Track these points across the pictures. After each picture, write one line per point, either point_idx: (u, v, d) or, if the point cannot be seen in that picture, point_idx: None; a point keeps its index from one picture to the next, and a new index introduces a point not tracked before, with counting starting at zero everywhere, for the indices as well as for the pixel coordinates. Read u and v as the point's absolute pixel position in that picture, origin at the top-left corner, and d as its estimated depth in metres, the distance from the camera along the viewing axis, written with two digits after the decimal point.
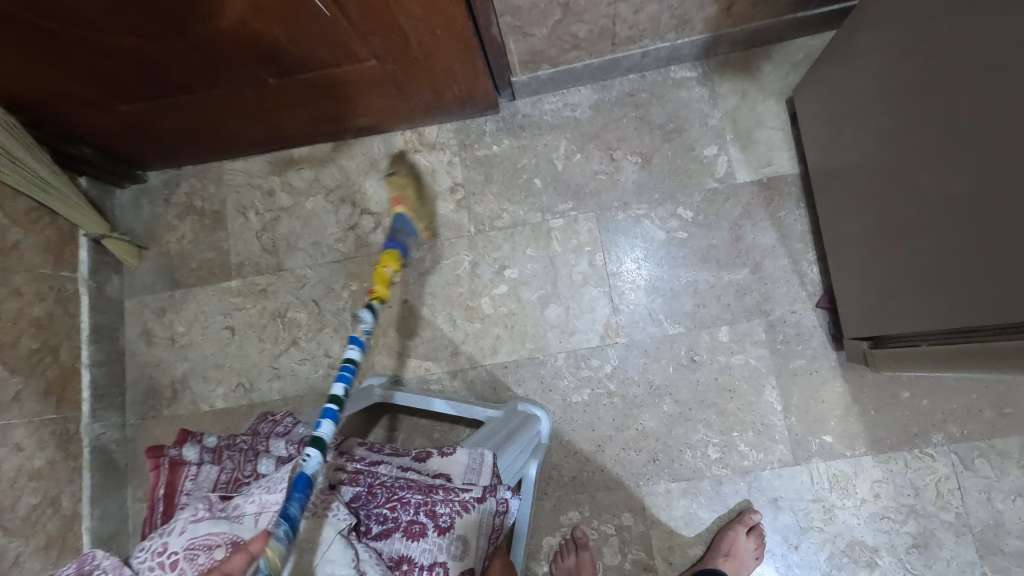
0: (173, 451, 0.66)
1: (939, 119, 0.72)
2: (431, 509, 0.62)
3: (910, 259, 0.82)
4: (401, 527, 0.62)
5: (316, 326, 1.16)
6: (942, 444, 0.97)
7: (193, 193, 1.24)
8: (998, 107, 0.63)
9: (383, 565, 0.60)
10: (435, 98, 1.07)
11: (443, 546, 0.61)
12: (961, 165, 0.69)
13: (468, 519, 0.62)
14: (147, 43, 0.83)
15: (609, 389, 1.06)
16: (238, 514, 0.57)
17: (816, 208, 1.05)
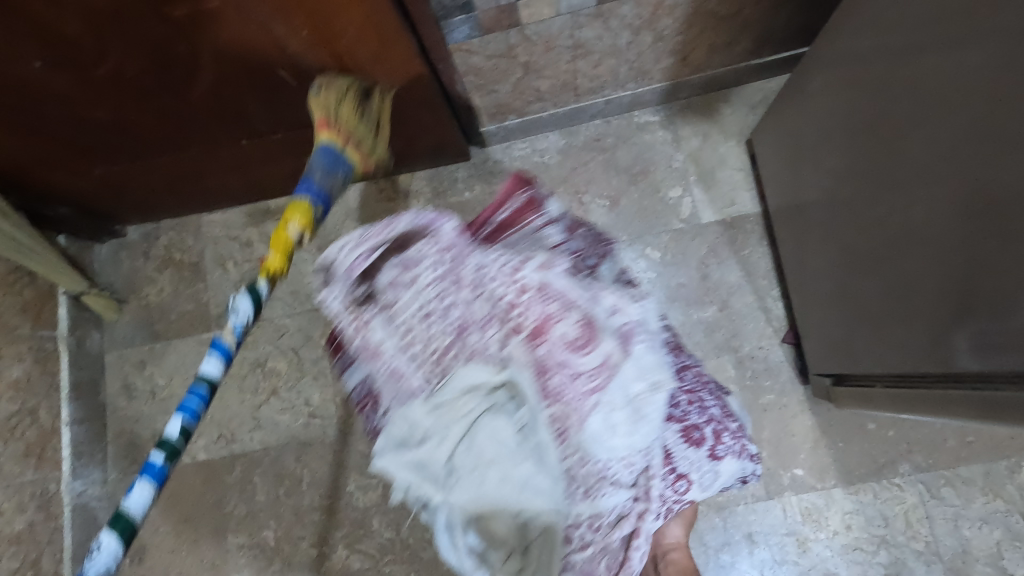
0: (537, 191, 0.81)
1: (893, 154, 0.73)
2: (717, 432, 0.73)
3: (875, 295, 0.82)
4: (689, 427, 0.72)
5: (296, 375, 1.17)
6: (909, 474, 0.99)
7: (172, 246, 1.26)
8: (945, 147, 0.63)
9: (677, 437, 0.70)
10: (407, 151, 1.09)
11: (705, 468, 0.71)
12: (914, 202, 0.69)
13: (730, 462, 0.74)
14: (121, 114, 0.84)
15: None
16: (596, 297, 0.70)
17: (788, 242, 1.05)
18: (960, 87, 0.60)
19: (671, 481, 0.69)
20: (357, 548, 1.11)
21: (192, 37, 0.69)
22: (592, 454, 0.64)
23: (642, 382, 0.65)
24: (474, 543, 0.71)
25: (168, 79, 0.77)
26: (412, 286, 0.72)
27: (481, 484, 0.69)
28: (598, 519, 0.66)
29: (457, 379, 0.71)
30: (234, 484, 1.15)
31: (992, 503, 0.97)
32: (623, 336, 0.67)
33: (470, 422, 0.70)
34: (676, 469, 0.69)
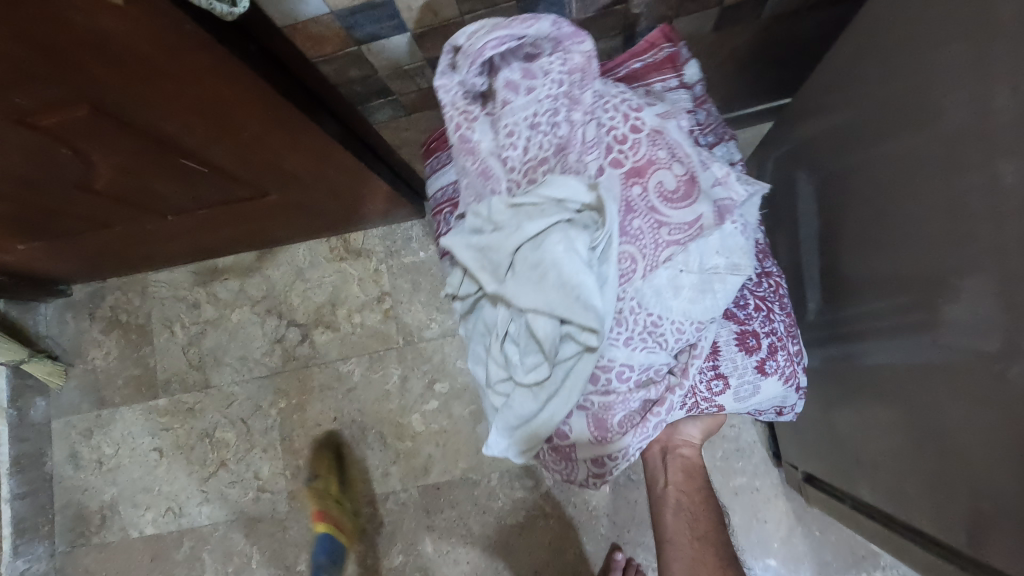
0: (681, 49, 0.64)
1: (848, 244, 0.62)
2: (778, 345, 0.63)
3: (835, 411, 0.71)
4: (751, 331, 0.63)
5: (244, 447, 1.12)
6: (890, 566, 0.92)
7: (118, 307, 1.20)
8: (904, 234, 0.52)
9: (732, 337, 0.62)
10: (353, 212, 1.02)
11: (750, 381, 0.62)
12: (875, 302, 0.58)
13: (773, 384, 0.63)
14: (23, 204, 0.78)
15: (545, 510, 1.02)
16: (705, 162, 0.56)
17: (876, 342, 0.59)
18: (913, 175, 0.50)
19: (706, 375, 0.61)
20: None
21: (70, 141, 0.63)
22: (645, 304, 0.56)
23: (721, 258, 0.56)
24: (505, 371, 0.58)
25: (56, 174, 0.70)
26: (529, 90, 0.59)
27: (535, 297, 0.51)
28: (635, 366, 0.58)
29: (551, 185, 0.53)
30: (183, 562, 1.11)
31: None
32: (718, 210, 0.54)
33: (543, 225, 0.52)
34: (716, 366, 0.62)
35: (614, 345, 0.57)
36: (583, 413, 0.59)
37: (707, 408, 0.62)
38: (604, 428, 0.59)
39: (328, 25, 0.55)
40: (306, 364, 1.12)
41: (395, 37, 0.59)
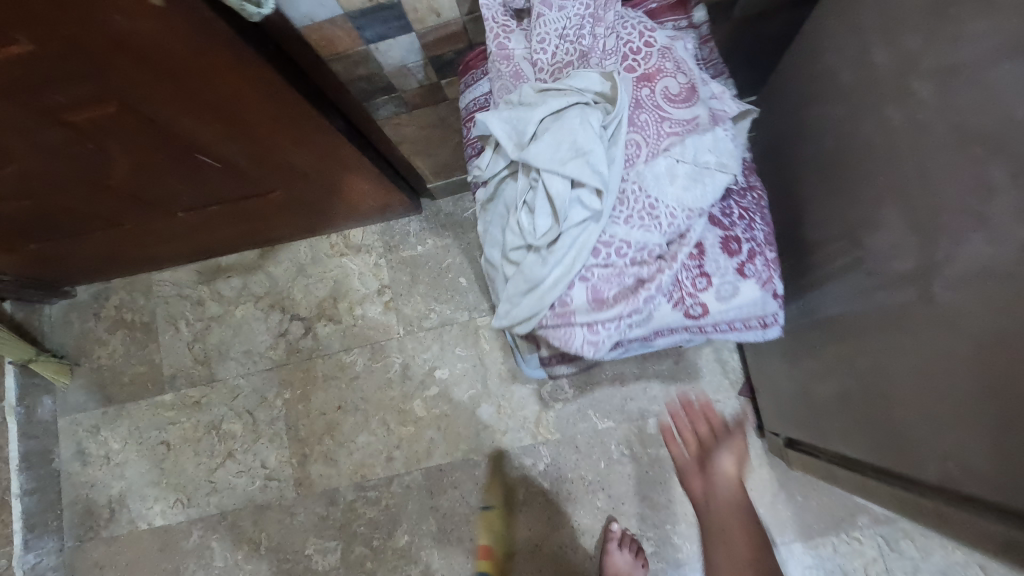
0: None
1: (812, 214, 0.76)
2: (756, 250, 0.57)
3: (806, 375, 0.82)
4: (737, 238, 0.57)
5: (251, 437, 1.16)
6: (868, 526, 0.98)
7: (123, 306, 1.24)
8: (852, 193, 0.66)
9: (717, 242, 0.56)
10: (353, 209, 1.07)
11: (727, 286, 0.56)
12: (834, 257, 0.72)
13: (749, 288, 0.57)
14: (41, 202, 0.82)
15: (544, 487, 1.07)
16: (706, 79, 0.53)
17: (841, 284, 0.71)
18: (852, 148, 0.65)
19: (689, 276, 0.56)
20: None
21: (95, 137, 0.67)
22: (645, 189, 0.50)
23: (712, 158, 0.51)
24: (522, 237, 0.52)
25: (78, 171, 0.74)
26: (563, 7, 0.53)
27: (554, 162, 0.46)
28: (632, 245, 0.51)
29: (575, 74, 0.49)
30: (192, 551, 1.14)
31: (952, 555, 0.96)
32: (712, 117, 0.52)
33: (567, 101, 0.47)
34: (701, 265, 0.56)
35: (616, 225, 0.51)
36: (583, 283, 0.52)
37: (691, 306, 0.56)
38: (603, 305, 0.52)
39: (341, 25, 0.60)
40: (310, 356, 1.16)
41: (400, 38, 0.64)
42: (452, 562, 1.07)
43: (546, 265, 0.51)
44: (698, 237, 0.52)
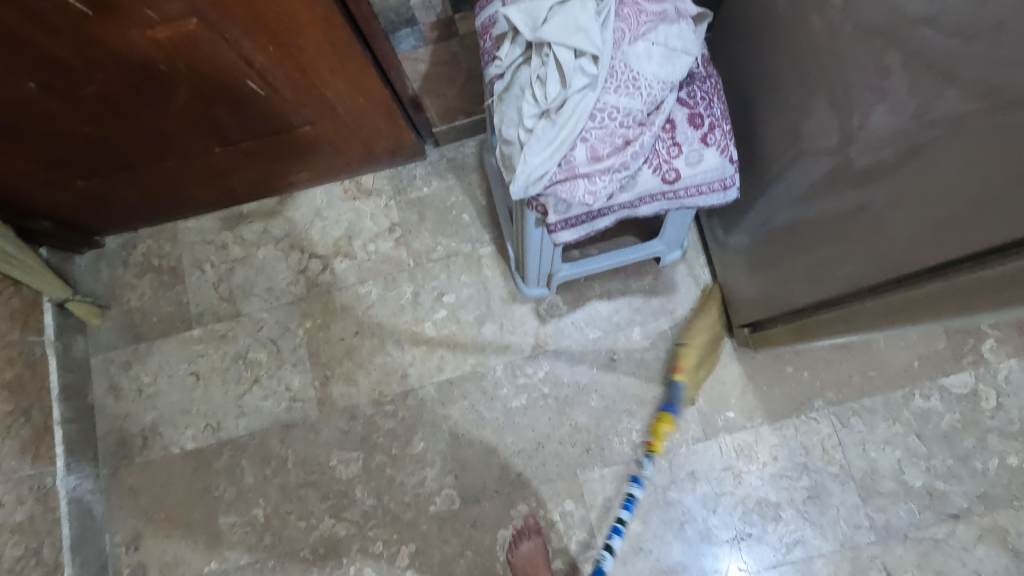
0: None
1: (761, 124, 0.93)
2: (715, 124, 0.73)
3: (783, 262, 0.98)
4: (701, 115, 0.72)
5: (276, 364, 1.27)
6: (823, 407, 1.15)
7: (150, 253, 1.34)
8: (790, 95, 0.83)
9: (685, 117, 0.72)
10: (367, 152, 1.21)
11: (695, 153, 0.72)
12: (784, 154, 0.89)
13: (710, 155, 0.73)
14: (104, 129, 0.94)
15: (544, 392, 1.20)
16: None
17: (794, 173, 0.88)
18: (786, 58, 0.82)
19: (665, 144, 0.71)
20: (343, 517, 1.20)
21: (170, 57, 0.80)
22: (630, 66, 0.66)
23: (680, 43, 0.67)
24: (535, 107, 0.66)
25: (145, 93, 0.87)
26: None
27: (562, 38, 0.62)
28: (621, 111, 0.66)
29: None
30: (223, 470, 1.24)
31: (892, 426, 1.13)
32: (678, 14, 0.68)
33: None
34: (673, 136, 0.71)
35: (608, 95, 0.65)
36: (584, 142, 0.67)
37: (668, 170, 0.72)
38: (601, 161, 0.67)
39: None
40: (328, 289, 1.28)
41: None
42: (465, 464, 1.19)
43: (555, 126, 0.65)
44: (670, 107, 0.68)
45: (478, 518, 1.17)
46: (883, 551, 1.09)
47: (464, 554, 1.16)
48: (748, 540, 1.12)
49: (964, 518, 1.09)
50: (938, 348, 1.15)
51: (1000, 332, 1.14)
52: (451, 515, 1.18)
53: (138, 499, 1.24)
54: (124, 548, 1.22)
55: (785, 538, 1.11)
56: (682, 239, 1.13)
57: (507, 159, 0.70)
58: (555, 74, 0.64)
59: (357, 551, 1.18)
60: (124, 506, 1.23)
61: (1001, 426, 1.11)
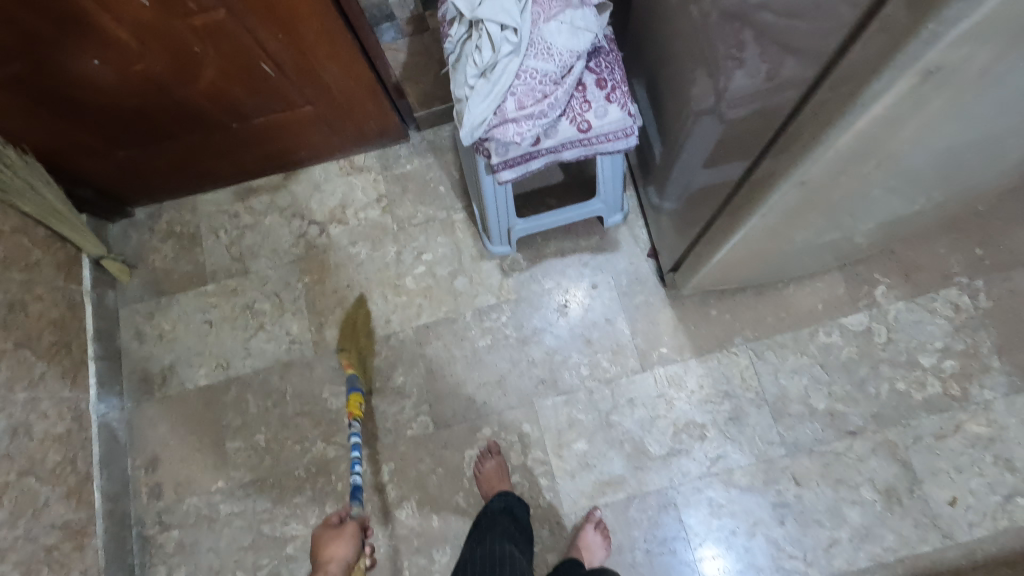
0: None
1: (671, 98, 1.15)
2: (617, 86, 0.95)
3: (703, 196, 1.16)
4: (606, 79, 0.95)
5: (278, 313, 1.48)
6: (742, 343, 1.35)
7: (172, 221, 1.56)
8: (683, 71, 1.06)
9: (594, 81, 0.95)
10: (359, 131, 1.45)
11: (601, 108, 0.95)
12: (691, 112, 1.09)
13: (613, 110, 0.95)
14: (145, 102, 1.17)
15: (506, 333, 1.41)
16: None
17: (695, 132, 1.10)
18: (676, 44, 1.05)
19: (577, 101, 0.94)
20: (333, 441, 1.39)
21: (202, 41, 1.04)
22: (545, 40, 0.89)
23: (584, 23, 0.90)
24: (476, 70, 0.89)
25: (180, 72, 1.11)
26: None
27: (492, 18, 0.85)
28: (539, 72, 0.89)
29: None
30: (231, 403, 1.44)
31: (800, 358, 1.33)
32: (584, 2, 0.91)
33: None
34: (584, 95, 0.94)
35: (530, 61, 0.88)
36: (512, 96, 0.89)
37: (581, 121, 0.95)
38: (525, 110, 0.90)
39: None
40: (324, 250, 1.50)
41: None
42: (438, 394, 1.39)
43: (490, 83, 0.88)
44: (579, 70, 0.91)
45: (448, 440, 1.36)
46: (792, 463, 1.28)
47: (436, 470, 1.35)
48: (678, 455, 1.31)
49: (860, 434, 1.28)
50: (839, 293, 1.35)
51: (891, 280, 1.34)
52: (425, 438, 1.37)
53: (157, 428, 1.44)
54: (144, 469, 1.41)
55: (709, 453, 1.30)
56: (620, 202, 1.36)
57: (458, 112, 0.94)
58: (489, 45, 0.87)
59: (344, 470, 1.38)
60: (145, 433, 1.43)
61: (891, 357, 1.31)
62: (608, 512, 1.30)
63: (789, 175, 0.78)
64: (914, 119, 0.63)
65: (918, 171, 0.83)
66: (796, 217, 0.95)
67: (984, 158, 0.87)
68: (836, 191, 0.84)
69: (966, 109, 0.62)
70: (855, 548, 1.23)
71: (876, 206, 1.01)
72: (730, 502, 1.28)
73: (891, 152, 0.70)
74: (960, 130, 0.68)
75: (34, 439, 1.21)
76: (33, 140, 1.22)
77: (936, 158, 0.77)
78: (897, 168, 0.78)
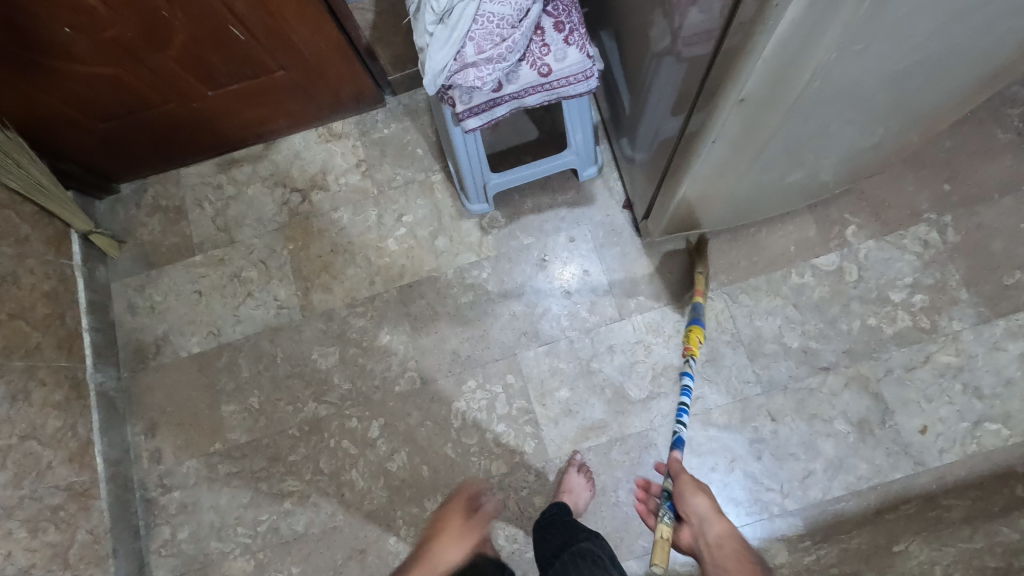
0: None
1: (633, 44, 1.17)
2: (575, 28, 0.98)
3: (664, 141, 1.18)
4: (564, 21, 0.97)
5: (266, 279, 1.51)
6: (716, 288, 1.38)
7: (158, 196, 1.59)
8: (641, 16, 1.08)
9: (552, 23, 0.97)
10: (333, 97, 1.47)
11: (560, 50, 0.97)
12: (648, 58, 1.12)
13: (572, 52, 0.98)
14: (120, 71, 1.20)
15: (487, 289, 1.44)
16: None
17: (658, 76, 1.11)
18: None
19: (537, 46, 0.97)
20: (324, 400, 1.43)
21: (169, 5, 1.07)
22: None
23: None
24: (434, 17, 0.92)
25: (151, 38, 1.13)
26: None
27: None
28: (496, 16, 0.91)
29: None
30: (224, 368, 1.48)
31: (774, 300, 1.36)
32: None
33: None
34: (542, 38, 0.97)
35: (486, 5, 0.90)
36: (471, 42, 0.92)
37: (540, 65, 0.97)
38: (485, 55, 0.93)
39: None
40: (307, 216, 1.53)
41: None
42: (423, 350, 1.43)
43: (448, 29, 0.91)
44: (535, 12, 0.93)
45: (436, 393, 1.41)
46: (768, 400, 1.32)
47: (425, 423, 1.40)
48: (658, 398, 1.35)
49: (833, 369, 1.32)
50: (810, 235, 1.38)
51: (860, 220, 1.37)
52: (414, 392, 1.41)
53: (154, 395, 1.48)
54: (143, 435, 1.46)
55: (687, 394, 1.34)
56: (592, 153, 1.39)
57: (420, 61, 0.96)
58: None
59: (336, 427, 1.42)
60: (142, 401, 1.48)
61: (862, 294, 1.34)
62: (591, 455, 1.34)
63: (728, 94, 0.83)
64: (831, 18, 0.68)
65: (851, 89, 0.88)
66: (746, 148, 0.99)
67: (911, 78, 0.93)
68: (776, 114, 0.88)
69: (876, 7, 0.68)
70: (830, 479, 1.27)
71: (824, 138, 1.06)
72: (708, 441, 1.32)
73: (817, 60, 0.75)
74: (873, 34, 0.73)
75: (35, 405, 1.25)
76: (14, 114, 1.25)
77: (864, 67, 0.82)
78: (829, 82, 0.83)
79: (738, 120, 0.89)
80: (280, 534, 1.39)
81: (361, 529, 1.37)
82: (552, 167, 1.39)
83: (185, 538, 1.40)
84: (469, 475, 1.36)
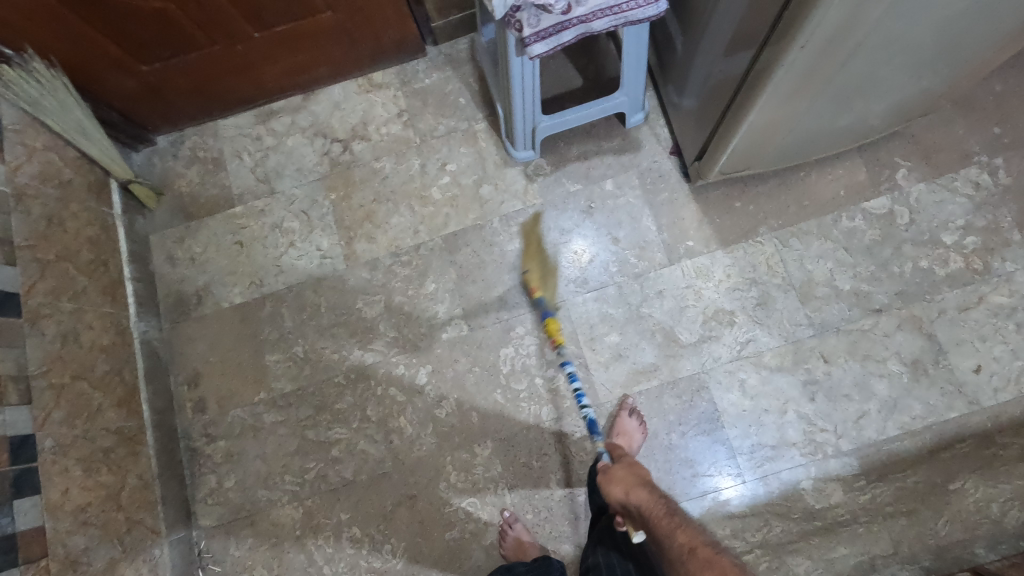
0: None
1: None
2: None
3: (719, 78, 1.17)
4: None
5: (308, 229, 1.50)
6: (767, 233, 1.37)
7: (196, 147, 1.57)
8: None
9: None
10: (377, 44, 1.46)
11: None
12: None
13: None
14: (168, 6, 1.19)
15: (534, 237, 1.43)
16: None
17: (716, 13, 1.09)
18: None
19: None
20: (370, 348, 1.42)
21: None
22: None
23: None
24: None
25: None
26: None
27: None
28: None
29: None
30: (267, 318, 1.47)
31: (825, 244, 1.35)
32: None
33: None
34: None
35: None
36: None
37: None
38: None
39: None
40: (349, 166, 1.52)
41: None
42: (469, 298, 1.42)
43: None
44: None
45: (482, 340, 1.40)
46: (820, 342, 1.32)
47: (473, 369, 1.39)
48: (709, 341, 1.34)
49: (886, 311, 1.31)
50: (860, 178, 1.37)
51: (911, 162, 1.37)
52: (461, 338, 1.40)
53: (196, 346, 1.47)
54: (186, 385, 1.45)
55: (738, 338, 1.34)
56: (641, 98, 1.38)
57: None
58: None
59: (383, 375, 1.41)
60: (185, 352, 1.47)
61: (914, 237, 1.34)
62: (642, 399, 1.34)
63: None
64: None
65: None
66: (821, 70, 0.97)
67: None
68: (864, 24, 0.86)
69: None
70: (884, 419, 1.27)
71: (890, 73, 1.05)
72: (761, 383, 1.31)
73: None
74: None
75: (84, 346, 1.24)
76: (60, 53, 1.23)
77: None
78: None
79: (824, 31, 0.86)
80: (328, 481, 1.38)
81: (410, 475, 1.36)
82: (601, 111, 1.37)
83: (231, 487, 1.39)
84: (519, 416, 1.36)
